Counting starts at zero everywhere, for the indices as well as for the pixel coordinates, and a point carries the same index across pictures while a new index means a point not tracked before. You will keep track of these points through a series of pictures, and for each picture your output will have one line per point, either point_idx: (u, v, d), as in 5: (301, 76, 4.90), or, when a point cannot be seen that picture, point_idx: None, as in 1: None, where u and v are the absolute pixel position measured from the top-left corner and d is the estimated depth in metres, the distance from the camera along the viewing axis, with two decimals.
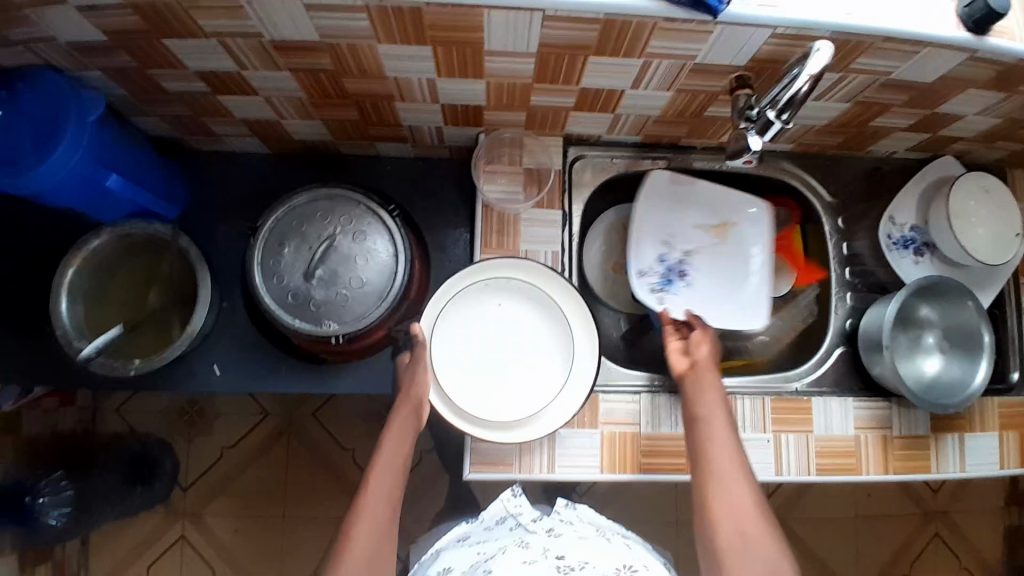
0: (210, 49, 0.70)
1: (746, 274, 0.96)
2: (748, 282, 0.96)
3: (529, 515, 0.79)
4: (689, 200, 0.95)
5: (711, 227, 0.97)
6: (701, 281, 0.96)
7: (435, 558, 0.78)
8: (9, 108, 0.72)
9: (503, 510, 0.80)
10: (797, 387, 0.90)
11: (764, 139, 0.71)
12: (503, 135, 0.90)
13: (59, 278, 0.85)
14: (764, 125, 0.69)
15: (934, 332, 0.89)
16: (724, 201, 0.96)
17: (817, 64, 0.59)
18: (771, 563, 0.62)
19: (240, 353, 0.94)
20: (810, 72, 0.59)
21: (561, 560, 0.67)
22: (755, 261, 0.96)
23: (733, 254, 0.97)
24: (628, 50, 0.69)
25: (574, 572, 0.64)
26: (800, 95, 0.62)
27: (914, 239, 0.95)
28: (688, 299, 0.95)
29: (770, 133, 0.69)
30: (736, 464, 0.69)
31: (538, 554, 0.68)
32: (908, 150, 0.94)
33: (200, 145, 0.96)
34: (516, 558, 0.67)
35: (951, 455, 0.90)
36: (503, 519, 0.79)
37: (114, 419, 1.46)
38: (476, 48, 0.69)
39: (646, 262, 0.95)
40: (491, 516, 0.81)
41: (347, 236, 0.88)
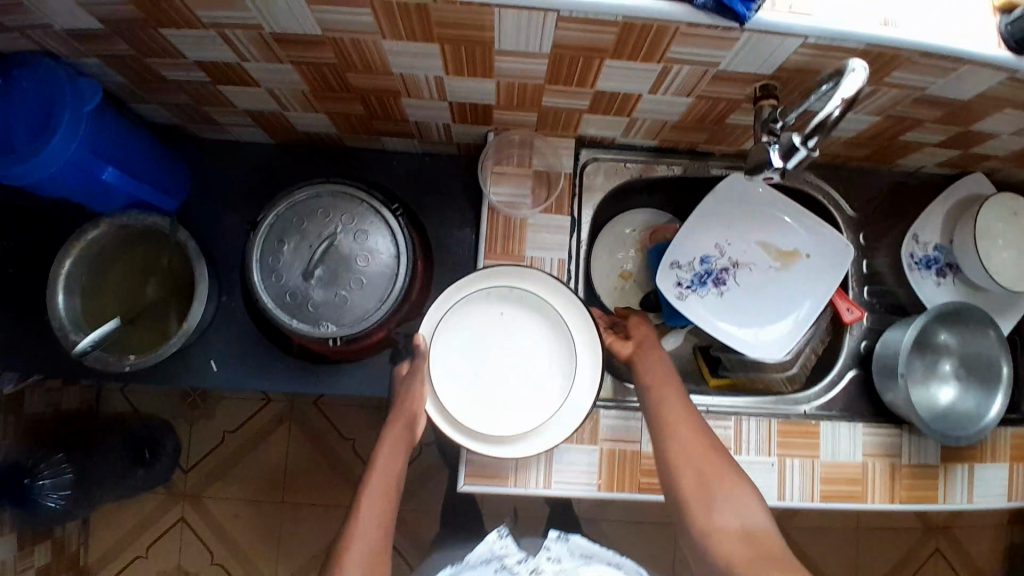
0: (209, 40, 0.67)
1: (792, 308, 0.90)
2: (790, 315, 0.90)
3: (514, 557, 0.78)
4: (756, 215, 0.91)
5: (779, 251, 0.91)
6: (737, 295, 0.91)
7: None
8: (7, 96, 0.71)
9: (487, 551, 0.78)
10: (806, 410, 0.87)
11: (788, 163, 0.65)
12: (512, 135, 0.87)
13: (56, 269, 0.83)
14: (788, 150, 0.64)
15: (951, 359, 0.86)
16: (796, 228, 0.90)
17: (852, 86, 0.55)
18: (733, 498, 0.67)
19: (238, 348, 0.93)
20: (842, 95, 0.55)
21: None
22: (808, 300, 0.90)
23: (790, 286, 0.90)
24: (647, 55, 0.65)
25: None
26: (831, 120, 0.57)
27: (937, 258, 0.91)
28: (714, 308, 0.91)
29: (793, 160, 0.64)
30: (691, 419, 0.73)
31: None
32: (938, 165, 0.89)
33: (202, 133, 0.93)
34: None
35: (961, 486, 0.87)
36: (487, 560, 0.77)
37: (117, 399, 1.47)
38: (486, 47, 0.66)
39: (686, 257, 0.91)
40: (474, 557, 0.78)
41: (348, 235, 0.85)
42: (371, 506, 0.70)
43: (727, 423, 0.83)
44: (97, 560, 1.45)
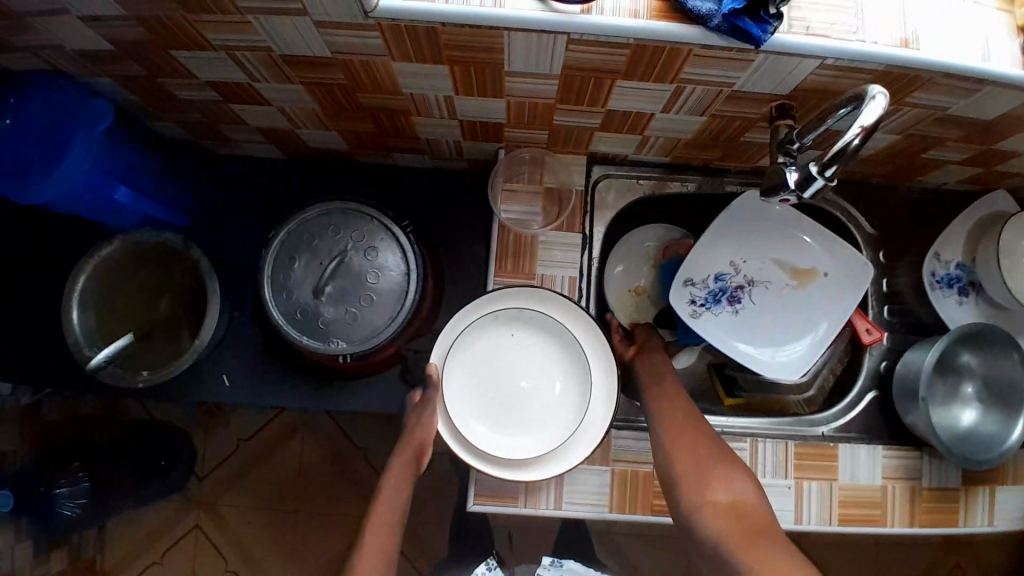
0: (220, 61, 0.68)
1: (810, 327, 0.88)
2: (807, 334, 0.88)
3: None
4: (771, 233, 0.89)
5: (795, 270, 0.89)
6: (752, 314, 0.90)
7: None
8: (17, 116, 0.70)
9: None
10: (823, 432, 0.85)
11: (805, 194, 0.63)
12: (523, 153, 0.86)
13: (71, 285, 0.84)
14: (804, 179, 0.62)
15: (974, 382, 0.83)
16: (812, 246, 0.88)
17: (872, 115, 0.53)
18: (726, 474, 0.67)
19: (249, 364, 0.93)
20: (862, 124, 0.53)
21: None
22: (826, 319, 0.88)
23: (806, 305, 0.89)
24: (660, 75, 0.64)
25: None
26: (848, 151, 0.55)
27: (959, 277, 0.88)
28: (728, 326, 0.89)
29: (810, 190, 0.61)
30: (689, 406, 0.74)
31: None
32: (961, 181, 0.87)
33: (215, 149, 0.93)
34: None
35: (982, 511, 0.85)
36: None
37: (132, 407, 1.48)
38: (496, 68, 0.65)
39: (701, 274, 0.89)
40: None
41: (359, 252, 0.85)
42: (378, 527, 0.70)
43: (742, 445, 0.81)
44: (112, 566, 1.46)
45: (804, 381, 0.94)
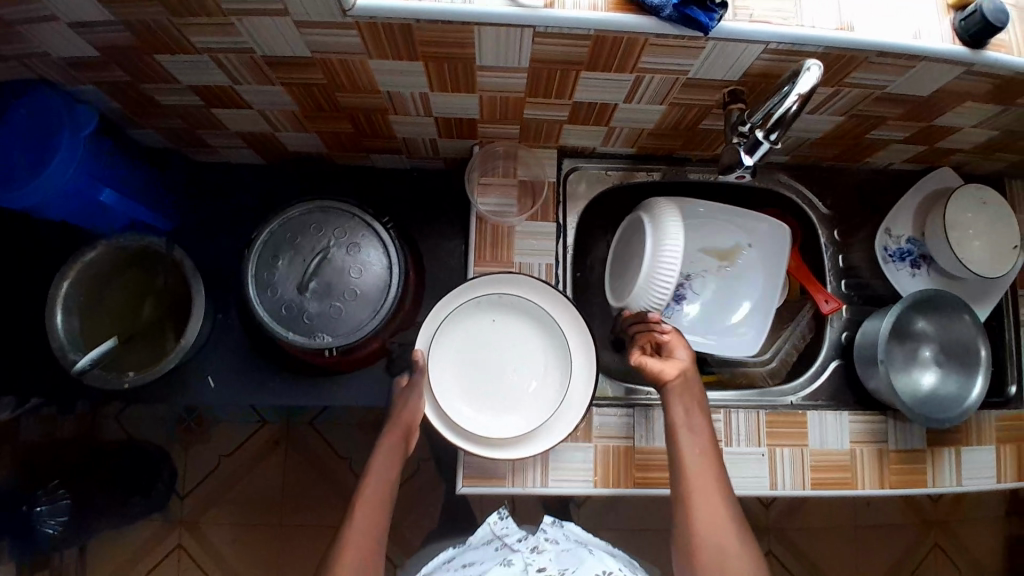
0: (204, 64, 0.71)
1: (756, 300, 0.97)
2: (754, 305, 0.98)
3: (515, 535, 0.77)
4: (697, 226, 0.97)
5: (722, 253, 0.98)
6: (704, 305, 0.98)
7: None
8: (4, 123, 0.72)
9: (489, 531, 0.79)
10: (793, 401, 0.90)
11: (755, 156, 0.71)
12: (497, 148, 0.90)
13: (54, 290, 0.85)
14: (752, 145, 0.70)
15: (931, 346, 0.89)
16: (733, 228, 0.97)
17: (806, 84, 0.60)
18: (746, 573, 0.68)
19: (234, 364, 0.94)
20: (798, 93, 0.60)
21: None
22: (772, 290, 0.96)
23: (743, 279, 0.98)
24: (620, 66, 0.69)
25: None
26: (789, 114, 0.63)
27: (911, 251, 0.94)
28: (685, 320, 0.97)
29: (758, 153, 0.70)
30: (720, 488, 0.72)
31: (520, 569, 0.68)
32: (904, 161, 0.94)
33: (197, 156, 0.96)
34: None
35: (948, 469, 0.89)
36: (488, 540, 0.78)
37: (112, 426, 1.47)
38: (467, 63, 0.69)
39: None
40: (476, 538, 0.79)
41: (342, 248, 0.88)
42: (367, 509, 0.72)
43: (717, 416, 0.85)
44: None
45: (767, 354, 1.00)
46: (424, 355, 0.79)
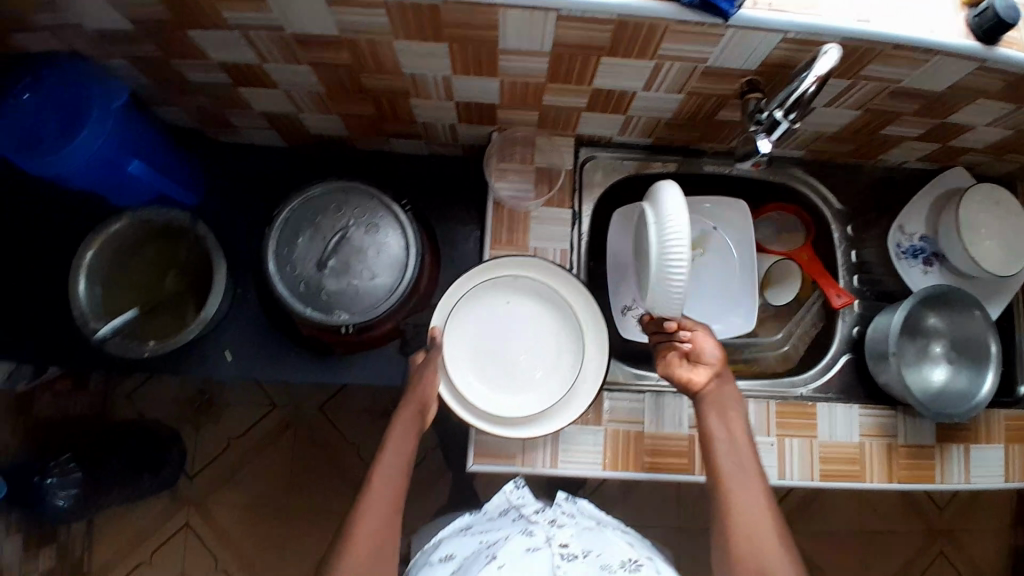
0: (235, 41, 0.73)
1: (735, 282, 0.97)
2: (734, 285, 0.97)
3: (530, 506, 0.79)
4: None
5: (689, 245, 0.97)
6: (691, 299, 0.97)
7: (436, 548, 0.79)
8: (35, 89, 0.75)
9: (506, 501, 0.81)
10: (802, 393, 0.91)
11: (772, 140, 0.72)
12: (516, 134, 0.92)
13: (78, 259, 0.87)
14: (770, 126, 0.71)
15: (942, 342, 0.90)
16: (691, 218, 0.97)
17: (825, 65, 0.61)
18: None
19: (250, 340, 0.96)
20: (817, 75, 0.61)
21: (564, 548, 0.69)
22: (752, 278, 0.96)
23: (717, 264, 0.98)
24: (640, 52, 0.70)
25: (577, 559, 0.67)
26: (807, 95, 0.64)
27: (924, 248, 0.95)
28: None
29: (776, 134, 0.71)
30: (757, 491, 0.73)
31: (541, 542, 0.69)
32: (919, 160, 0.95)
33: (221, 137, 0.98)
34: (521, 547, 0.68)
35: (955, 466, 0.89)
36: (505, 511, 0.80)
37: (126, 404, 1.49)
38: (490, 46, 0.71)
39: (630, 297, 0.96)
40: (495, 507, 0.81)
41: (360, 229, 0.90)
42: (381, 479, 0.74)
43: None
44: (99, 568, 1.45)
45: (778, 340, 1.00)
46: (441, 332, 0.81)
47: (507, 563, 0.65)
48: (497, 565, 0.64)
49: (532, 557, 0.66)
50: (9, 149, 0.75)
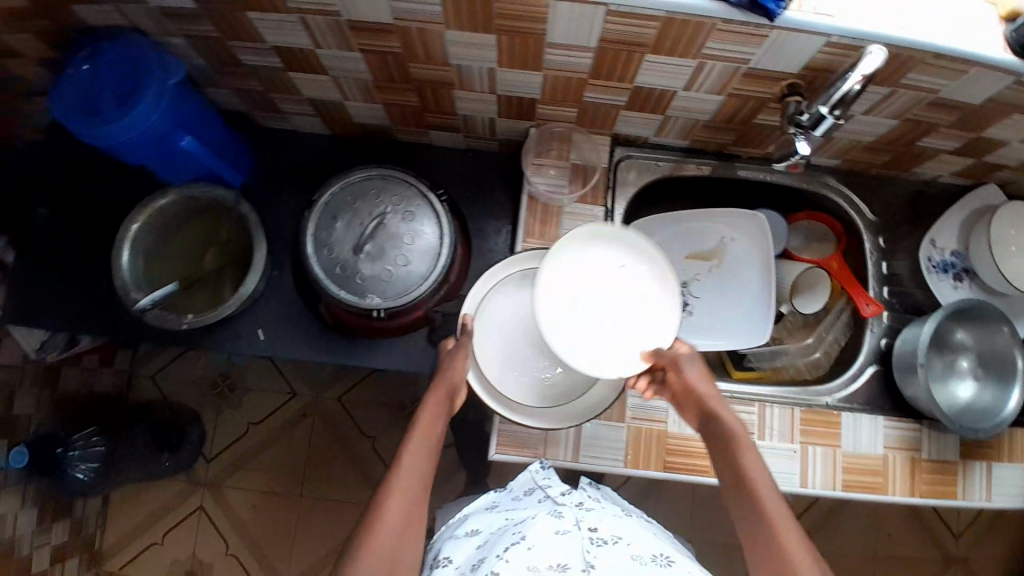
0: (290, 25, 0.75)
1: (755, 293, 0.97)
2: (752, 297, 0.97)
3: (557, 488, 0.81)
4: (674, 237, 1.00)
5: (707, 256, 1.00)
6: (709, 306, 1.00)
7: (462, 521, 0.83)
8: (94, 61, 0.78)
9: (531, 480, 0.84)
10: (828, 402, 0.90)
11: (817, 136, 0.73)
12: (553, 130, 0.93)
13: (125, 230, 0.90)
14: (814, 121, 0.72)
15: (969, 357, 0.89)
16: (707, 230, 0.99)
17: (869, 66, 0.62)
18: None
19: (283, 320, 0.99)
20: (861, 75, 0.63)
21: (593, 533, 0.72)
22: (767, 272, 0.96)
23: (736, 273, 0.99)
24: (684, 50, 0.72)
25: (606, 545, 0.70)
26: (851, 94, 0.66)
27: (954, 264, 0.95)
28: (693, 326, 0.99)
29: (821, 129, 0.72)
30: (770, 505, 0.63)
31: (570, 525, 0.72)
32: (953, 175, 0.95)
33: (267, 122, 1.02)
34: (549, 529, 0.71)
35: (978, 483, 0.88)
36: (531, 490, 0.82)
37: (148, 385, 1.51)
38: (537, 39, 0.73)
39: None
40: (519, 486, 0.84)
41: (397, 215, 0.92)
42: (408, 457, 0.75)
43: (751, 408, 0.85)
44: (112, 545, 1.47)
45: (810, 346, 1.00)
46: (472, 320, 0.85)
47: (536, 544, 0.68)
48: (526, 546, 0.68)
49: (561, 540, 0.69)
50: (65, 118, 0.78)
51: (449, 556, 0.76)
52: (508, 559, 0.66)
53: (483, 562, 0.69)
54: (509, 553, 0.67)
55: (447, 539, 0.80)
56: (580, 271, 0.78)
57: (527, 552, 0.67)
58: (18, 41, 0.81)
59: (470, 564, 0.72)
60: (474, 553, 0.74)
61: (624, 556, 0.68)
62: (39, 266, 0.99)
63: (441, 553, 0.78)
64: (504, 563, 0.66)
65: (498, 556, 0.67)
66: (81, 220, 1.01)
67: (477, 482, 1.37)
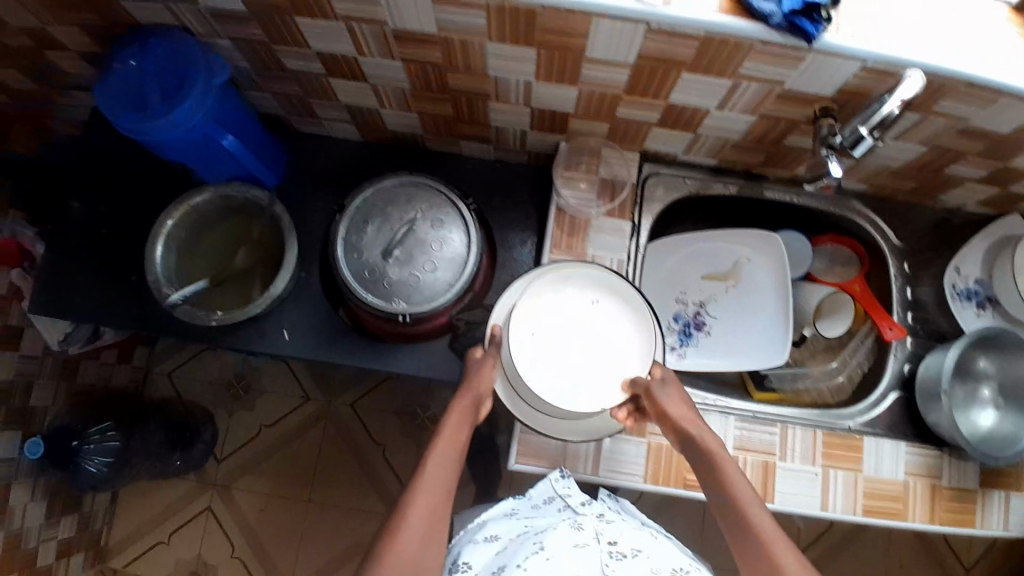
0: (336, 32, 0.78)
1: (771, 314, 0.96)
2: (768, 318, 0.96)
3: (576, 498, 0.81)
4: (692, 256, 1.01)
5: (723, 276, 1.00)
6: (726, 326, 0.99)
7: (479, 526, 0.83)
8: (143, 59, 0.81)
9: (550, 490, 0.84)
10: (850, 425, 0.90)
11: (857, 154, 0.72)
12: (583, 144, 0.95)
13: (159, 225, 0.92)
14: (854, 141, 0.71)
15: (991, 385, 0.89)
16: (724, 249, 1.00)
17: (908, 91, 0.65)
18: None
19: (308, 321, 1.00)
20: (901, 100, 0.64)
21: (613, 546, 0.71)
22: (781, 292, 0.95)
23: (753, 293, 0.98)
24: (720, 70, 0.73)
25: (626, 558, 0.70)
26: (891, 117, 0.67)
27: (978, 292, 0.96)
28: (709, 348, 0.99)
29: (860, 149, 0.71)
30: (762, 524, 0.67)
31: (590, 537, 0.72)
32: (979, 204, 0.96)
33: (301, 126, 1.04)
34: (568, 540, 0.71)
35: (999, 513, 0.87)
36: (550, 499, 0.83)
37: (163, 382, 1.52)
38: (576, 54, 0.74)
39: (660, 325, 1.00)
40: (539, 494, 0.84)
41: (427, 222, 0.93)
42: (431, 460, 0.75)
43: (773, 429, 0.85)
44: (118, 542, 1.47)
45: (833, 369, 0.99)
46: (500, 329, 0.86)
47: (555, 555, 0.68)
48: (545, 557, 0.68)
49: (581, 553, 0.69)
50: (112, 112, 0.80)
51: (468, 561, 0.76)
52: (526, 569, 0.66)
53: (501, 570, 0.69)
54: (528, 563, 0.67)
55: (465, 544, 0.80)
56: (555, 312, 0.87)
57: (546, 563, 0.67)
58: (72, 39, 0.84)
59: (489, 571, 0.73)
60: (493, 559, 0.74)
61: (643, 571, 0.68)
62: (71, 258, 1.01)
63: (459, 556, 0.78)
64: (522, 573, 0.66)
65: (517, 564, 0.68)
66: (115, 214, 1.03)
67: (487, 493, 1.37)
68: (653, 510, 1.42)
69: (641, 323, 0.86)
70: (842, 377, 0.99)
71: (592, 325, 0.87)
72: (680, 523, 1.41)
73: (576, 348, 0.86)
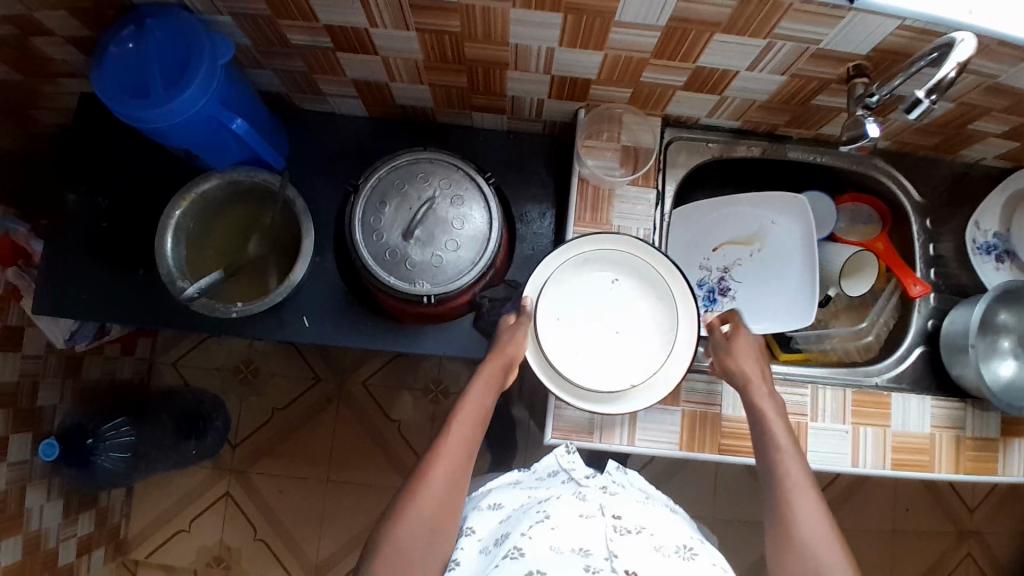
0: (348, 4, 0.73)
1: (797, 276, 0.95)
2: (794, 281, 0.96)
3: (580, 471, 0.81)
4: (716, 222, 1.00)
5: (746, 240, 1.00)
6: (750, 291, 0.99)
7: (485, 494, 0.82)
8: (140, 41, 0.75)
9: (556, 464, 0.83)
10: (878, 381, 0.92)
11: (911, 117, 0.69)
12: (603, 112, 0.92)
13: (167, 216, 0.88)
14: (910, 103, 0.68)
15: (1011, 338, 0.90)
16: (750, 213, 0.98)
17: (962, 53, 0.62)
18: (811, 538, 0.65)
19: (328, 307, 0.98)
20: (957, 61, 0.62)
21: (617, 520, 0.69)
22: (808, 256, 0.94)
23: (776, 256, 0.98)
24: (756, 31, 0.71)
25: (630, 533, 0.67)
26: (946, 81, 0.64)
27: (996, 245, 0.97)
28: None
29: (914, 113, 0.68)
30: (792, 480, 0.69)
31: (594, 510, 0.71)
32: (998, 157, 0.96)
33: (305, 103, 0.99)
34: (573, 510, 0.70)
35: (1018, 460, 0.90)
36: (554, 472, 0.82)
37: (169, 372, 1.49)
38: (606, 18, 0.71)
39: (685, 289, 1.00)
40: (544, 468, 0.84)
41: (446, 200, 0.90)
42: (471, 441, 0.75)
43: (804, 391, 0.86)
44: (136, 534, 1.46)
45: (862, 328, 1.00)
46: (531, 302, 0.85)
47: (560, 525, 0.67)
48: (550, 526, 0.67)
49: (585, 524, 0.68)
50: (110, 101, 0.75)
51: (473, 526, 0.74)
52: (532, 537, 0.65)
53: (505, 538, 0.68)
54: (533, 530, 0.66)
55: (470, 510, 0.79)
56: (578, 295, 0.88)
57: (551, 533, 0.66)
58: (55, 21, 0.77)
59: (493, 537, 0.71)
60: (498, 527, 0.73)
61: (647, 547, 0.66)
62: (73, 254, 0.96)
63: (464, 521, 0.76)
64: (528, 540, 0.65)
65: (522, 533, 0.67)
66: (115, 206, 0.98)
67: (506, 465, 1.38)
68: (667, 470, 1.44)
69: (662, 300, 0.87)
70: (872, 338, 0.99)
71: (614, 305, 0.88)
72: (695, 480, 1.44)
73: (600, 329, 0.87)
